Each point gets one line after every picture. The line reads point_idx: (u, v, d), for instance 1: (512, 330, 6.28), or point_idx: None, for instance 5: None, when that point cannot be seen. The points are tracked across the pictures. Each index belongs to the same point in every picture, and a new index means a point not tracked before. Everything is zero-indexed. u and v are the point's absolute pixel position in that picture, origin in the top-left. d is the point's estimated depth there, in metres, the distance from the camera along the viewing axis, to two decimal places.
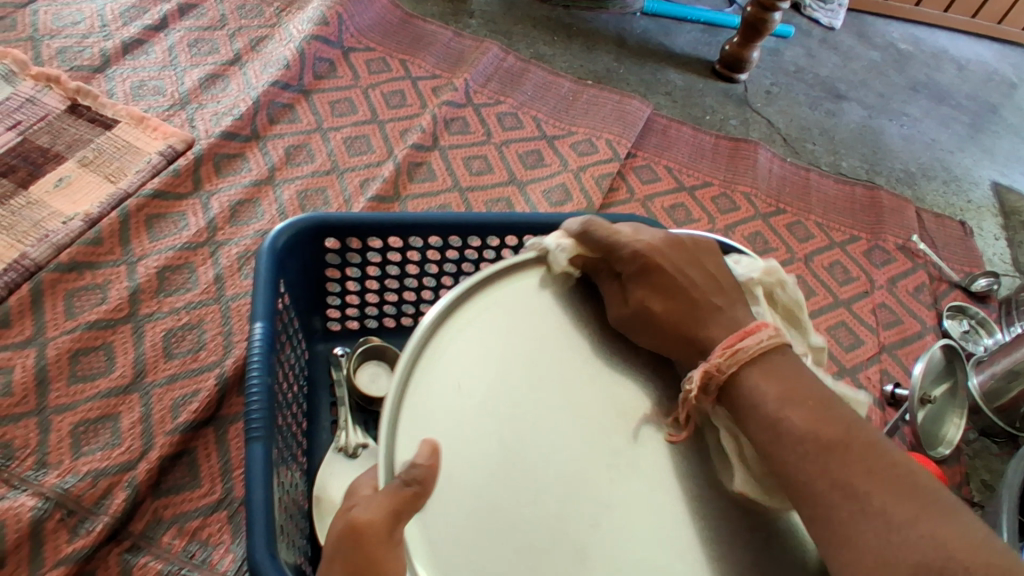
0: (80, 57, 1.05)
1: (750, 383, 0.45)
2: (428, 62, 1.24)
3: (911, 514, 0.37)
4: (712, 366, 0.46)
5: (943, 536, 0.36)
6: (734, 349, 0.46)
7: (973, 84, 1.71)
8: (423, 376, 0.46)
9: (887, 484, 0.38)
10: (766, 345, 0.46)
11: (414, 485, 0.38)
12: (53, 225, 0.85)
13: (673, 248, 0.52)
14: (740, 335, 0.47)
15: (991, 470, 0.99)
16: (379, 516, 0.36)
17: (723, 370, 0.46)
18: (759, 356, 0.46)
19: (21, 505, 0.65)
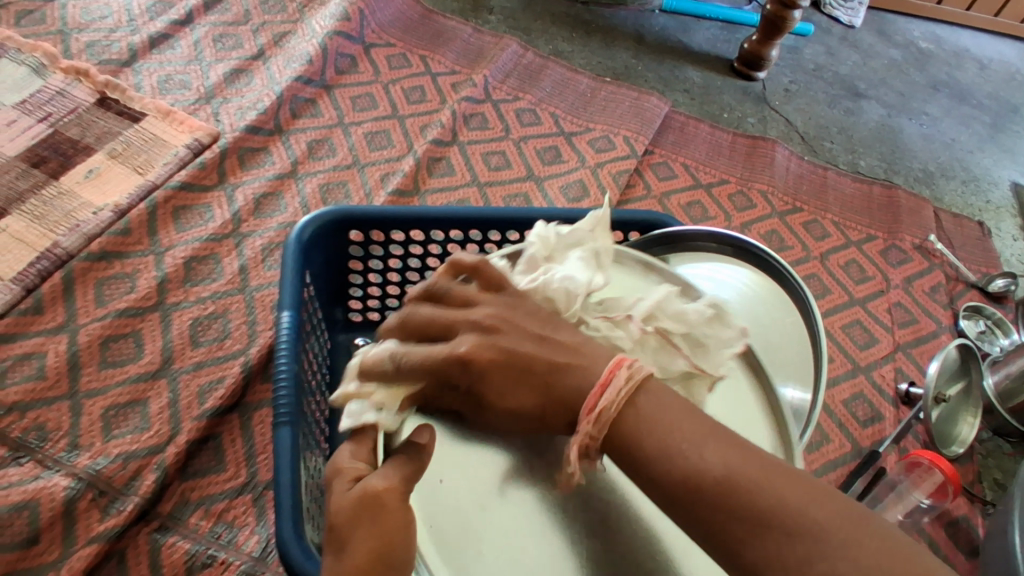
0: (108, 52, 1.08)
1: (630, 435, 0.36)
2: (447, 58, 1.25)
3: (828, 556, 0.32)
4: (594, 393, 0.38)
5: (863, 572, 0.31)
6: (600, 410, 0.37)
7: (994, 83, 1.70)
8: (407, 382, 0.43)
9: (800, 528, 0.32)
10: (636, 383, 0.37)
11: (423, 455, 0.38)
12: (83, 215, 0.87)
13: (510, 299, 0.42)
14: (602, 379, 0.37)
15: (1005, 470, 0.99)
16: (395, 484, 0.37)
17: (599, 436, 0.37)
18: (626, 406, 0.37)
19: (56, 485, 0.67)
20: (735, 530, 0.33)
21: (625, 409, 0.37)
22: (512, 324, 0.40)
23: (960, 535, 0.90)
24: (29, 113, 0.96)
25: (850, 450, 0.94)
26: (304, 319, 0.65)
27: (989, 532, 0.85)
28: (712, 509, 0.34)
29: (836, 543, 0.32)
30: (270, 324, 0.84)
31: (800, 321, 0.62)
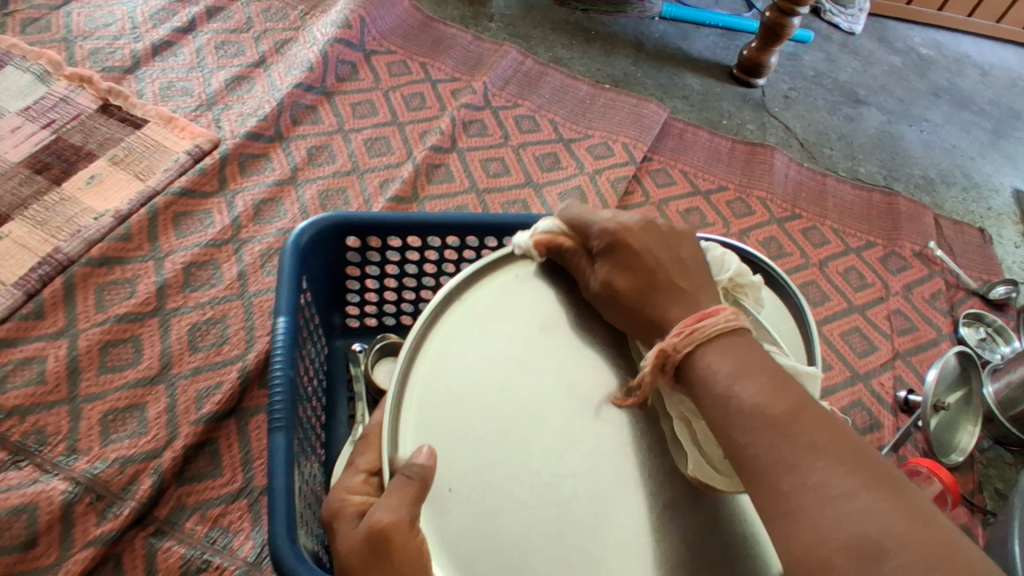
0: (111, 59, 1.09)
1: (707, 360, 0.43)
2: (447, 65, 1.26)
3: (855, 490, 0.35)
4: (667, 345, 0.44)
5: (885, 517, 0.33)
6: (692, 331, 0.44)
7: (996, 89, 1.70)
8: (433, 349, 0.49)
9: (837, 459, 0.36)
10: (724, 326, 0.44)
11: (415, 480, 0.41)
12: (85, 220, 0.88)
13: (649, 234, 0.50)
14: (698, 316, 0.45)
15: (1005, 479, 0.99)
16: (399, 517, 0.40)
17: (680, 351, 0.44)
18: (717, 337, 0.44)
19: (54, 488, 0.68)
20: (778, 444, 0.38)
21: (714, 339, 0.44)
22: (637, 243, 0.49)
23: None
24: (32, 119, 0.98)
25: None
26: (299, 325, 0.65)
27: (989, 542, 0.85)
28: (760, 425, 0.39)
29: (862, 474, 0.36)
30: (269, 330, 0.85)
31: (796, 330, 0.62)
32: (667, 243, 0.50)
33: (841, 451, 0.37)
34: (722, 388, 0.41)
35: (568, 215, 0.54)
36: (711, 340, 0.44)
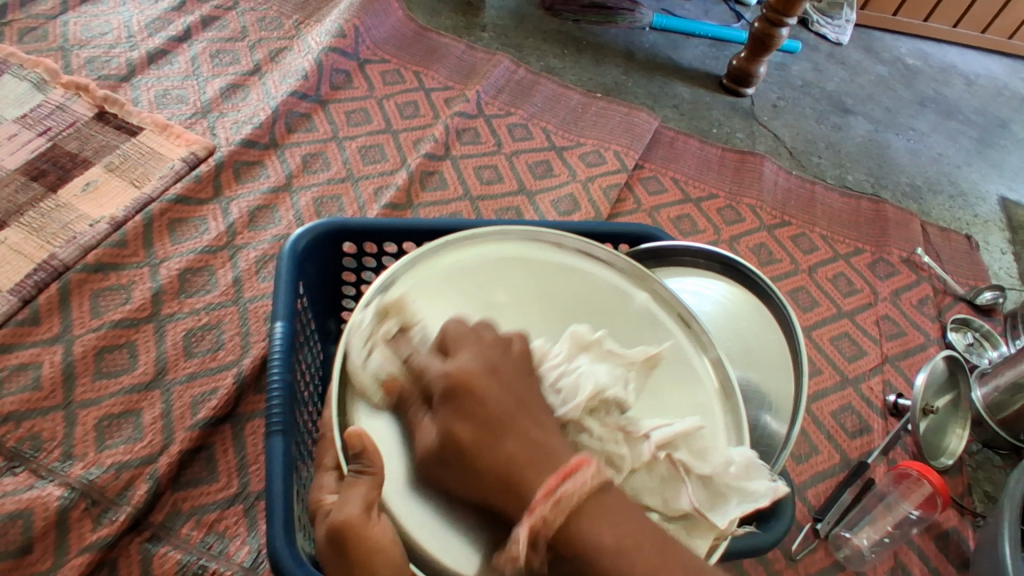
0: (107, 67, 1.09)
1: (588, 532, 0.36)
2: (441, 74, 1.27)
3: None
4: (538, 520, 0.35)
5: None
6: (556, 498, 0.36)
7: (981, 99, 1.73)
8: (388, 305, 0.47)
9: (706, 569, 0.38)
10: (592, 483, 0.37)
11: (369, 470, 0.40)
12: (80, 227, 0.88)
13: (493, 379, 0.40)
14: (563, 473, 0.37)
15: (993, 482, 1.00)
16: (354, 513, 0.38)
17: (551, 524, 0.36)
18: (585, 502, 0.37)
19: (49, 494, 0.68)
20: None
21: (584, 502, 0.37)
22: (485, 391, 0.39)
23: (950, 546, 0.91)
24: (28, 126, 0.98)
25: (838, 462, 0.95)
26: (297, 329, 0.66)
27: (980, 544, 0.86)
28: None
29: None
30: (264, 335, 0.85)
31: (785, 340, 0.64)
32: (508, 385, 0.40)
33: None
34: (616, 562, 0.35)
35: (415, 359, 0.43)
36: (580, 507, 0.36)
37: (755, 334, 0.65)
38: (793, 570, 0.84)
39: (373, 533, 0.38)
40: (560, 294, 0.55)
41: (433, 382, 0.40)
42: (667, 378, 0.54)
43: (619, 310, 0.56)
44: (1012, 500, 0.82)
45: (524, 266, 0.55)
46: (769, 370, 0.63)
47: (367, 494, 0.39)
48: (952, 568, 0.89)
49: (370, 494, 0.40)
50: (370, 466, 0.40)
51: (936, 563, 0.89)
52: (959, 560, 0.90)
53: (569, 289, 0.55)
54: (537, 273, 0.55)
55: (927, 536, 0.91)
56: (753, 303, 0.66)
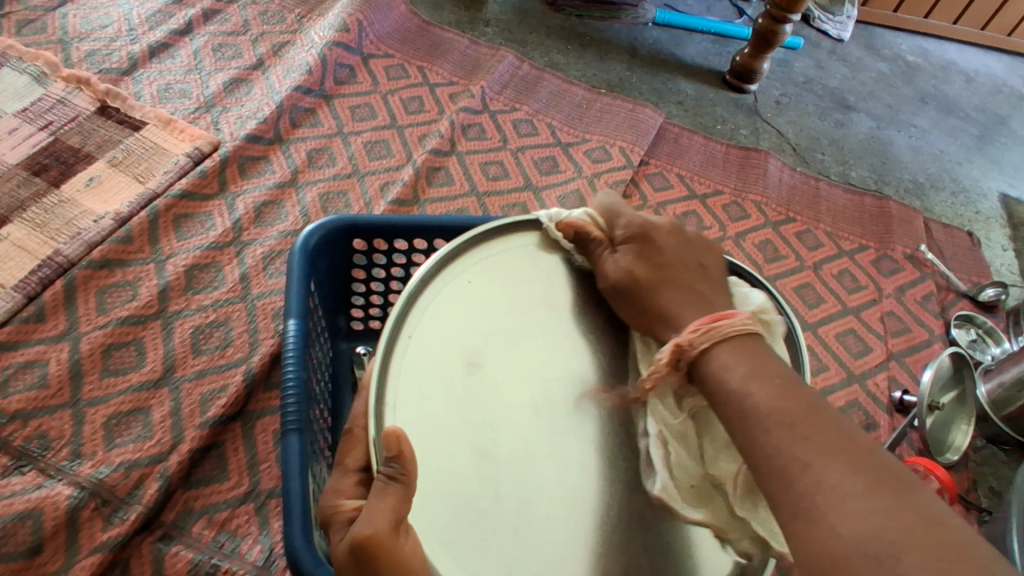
0: (108, 60, 1.08)
1: (721, 360, 0.43)
2: (445, 69, 1.26)
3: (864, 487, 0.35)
4: (683, 340, 0.44)
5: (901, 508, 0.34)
6: (708, 330, 0.44)
7: (981, 96, 1.74)
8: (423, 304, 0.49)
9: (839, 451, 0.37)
10: (743, 328, 0.44)
11: (397, 481, 0.39)
12: (85, 223, 0.87)
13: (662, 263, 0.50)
14: (716, 315, 0.45)
15: (998, 477, 1.01)
16: (380, 529, 0.38)
17: (695, 346, 0.44)
18: (733, 340, 0.44)
19: (59, 494, 0.67)
20: (781, 430, 0.39)
21: (727, 341, 0.44)
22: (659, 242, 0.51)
23: None
24: (29, 121, 0.96)
25: None
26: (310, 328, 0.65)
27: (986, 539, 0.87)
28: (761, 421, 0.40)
29: (872, 477, 0.35)
30: (272, 332, 0.85)
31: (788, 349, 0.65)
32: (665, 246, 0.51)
33: (840, 448, 0.37)
34: (736, 389, 0.41)
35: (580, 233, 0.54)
36: (729, 340, 0.44)
37: None
38: None
39: (406, 549, 0.39)
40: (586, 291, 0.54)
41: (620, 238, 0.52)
42: None
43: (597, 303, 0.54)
44: (1021, 493, 0.83)
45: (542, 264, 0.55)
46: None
47: (395, 510, 0.39)
48: None
49: (398, 509, 0.39)
50: (403, 474, 0.39)
51: None
52: None
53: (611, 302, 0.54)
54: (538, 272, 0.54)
55: None
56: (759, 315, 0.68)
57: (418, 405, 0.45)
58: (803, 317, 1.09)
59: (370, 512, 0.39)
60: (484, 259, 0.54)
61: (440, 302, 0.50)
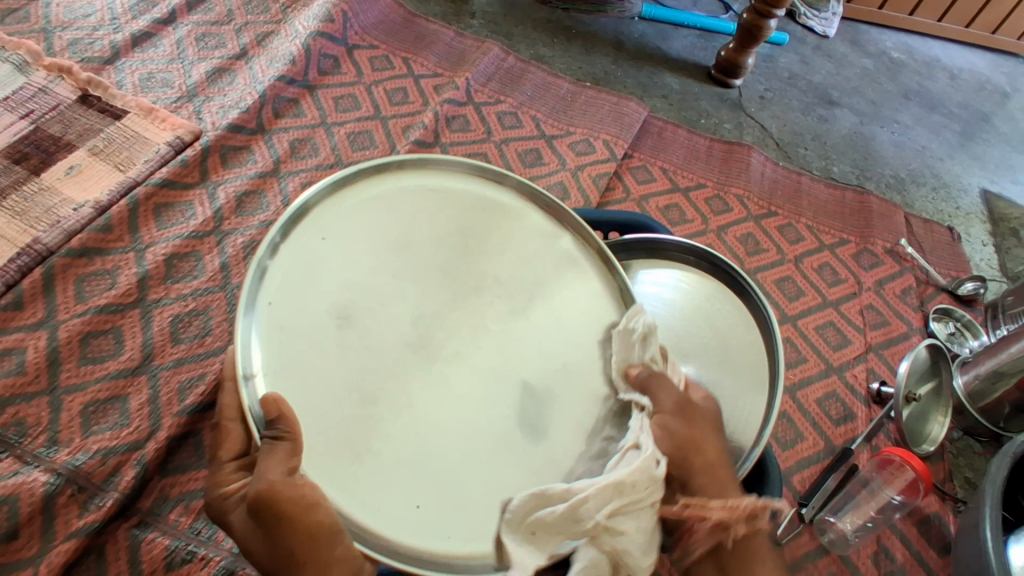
0: (90, 49, 1.07)
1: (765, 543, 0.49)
2: (430, 61, 1.26)
3: None
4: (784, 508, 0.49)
5: None
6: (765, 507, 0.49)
7: (964, 93, 1.75)
8: (306, 235, 0.45)
9: None
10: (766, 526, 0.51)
11: (282, 438, 0.38)
12: (64, 212, 0.87)
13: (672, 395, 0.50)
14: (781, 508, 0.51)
15: (974, 468, 1.02)
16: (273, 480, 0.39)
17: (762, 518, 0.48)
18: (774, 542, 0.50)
19: (35, 480, 0.67)
20: None
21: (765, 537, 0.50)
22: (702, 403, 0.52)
23: (931, 531, 0.93)
24: (9, 108, 0.95)
25: (823, 448, 0.96)
26: None
27: (960, 529, 0.88)
28: None
29: None
30: None
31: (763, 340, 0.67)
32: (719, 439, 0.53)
33: None
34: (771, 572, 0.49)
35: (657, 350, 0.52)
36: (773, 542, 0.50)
37: (734, 337, 0.68)
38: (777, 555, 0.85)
39: (305, 488, 0.39)
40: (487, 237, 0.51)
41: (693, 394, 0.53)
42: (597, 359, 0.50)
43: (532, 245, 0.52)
44: (994, 483, 0.85)
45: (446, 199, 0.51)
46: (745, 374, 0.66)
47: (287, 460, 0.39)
48: (933, 552, 0.91)
49: (292, 459, 0.39)
50: (286, 432, 0.38)
51: (918, 548, 0.91)
52: (940, 544, 0.92)
53: (513, 249, 0.51)
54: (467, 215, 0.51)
55: (910, 521, 0.92)
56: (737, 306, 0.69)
57: (291, 359, 0.41)
58: (783, 309, 1.10)
59: (258, 471, 0.39)
60: (365, 200, 0.48)
61: (313, 258, 0.44)
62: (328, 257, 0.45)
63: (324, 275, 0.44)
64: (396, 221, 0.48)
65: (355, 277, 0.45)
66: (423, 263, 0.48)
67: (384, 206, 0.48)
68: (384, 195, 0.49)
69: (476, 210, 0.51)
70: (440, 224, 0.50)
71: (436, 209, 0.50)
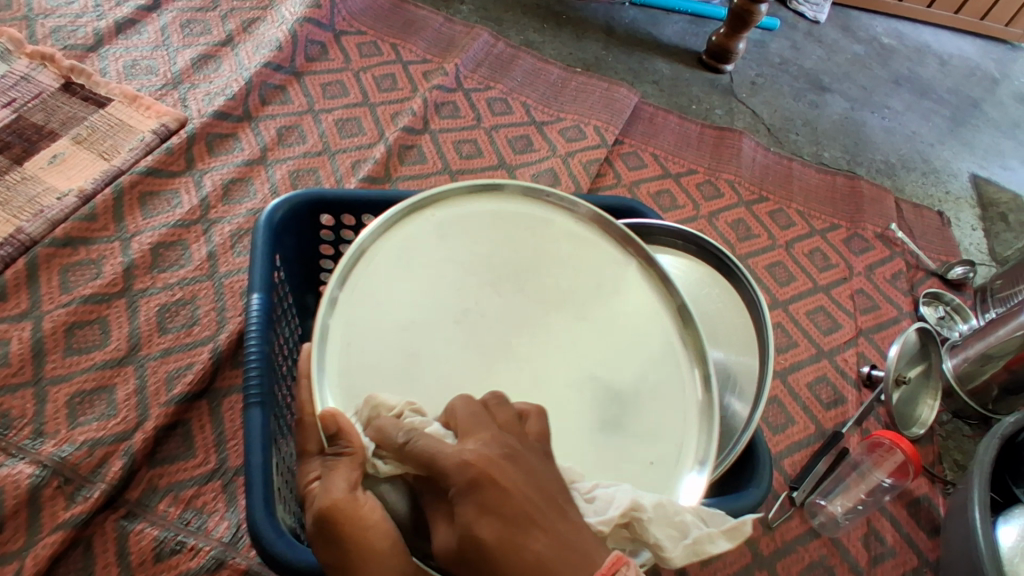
0: (73, 37, 1.05)
1: None
2: (419, 47, 1.25)
3: None
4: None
5: None
6: None
7: (954, 79, 1.75)
8: (346, 332, 0.46)
9: None
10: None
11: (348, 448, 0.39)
12: (48, 201, 0.85)
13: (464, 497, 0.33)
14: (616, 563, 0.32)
15: (963, 450, 1.03)
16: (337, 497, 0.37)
17: None
18: None
19: (20, 472, 0.66)
20: None
21: None
22: (476, 491, 0.33)
23: (921, 513, 0.93)
24: None
25: (813, 432, 0.97)
26: (274, 301, 0.65)
27: (950, 510, 0.89)
28: None
29: None
30: (240, 311, 0.84)
31: (750, 321, 0.70)
32: (532, 472, 0.35)
33: None
34: None
35: (413, 444, 0.36)
36: None
37: (723, 317, 0.71)
38: (769, 537, 0.85)
39: (364, 512, 0.37)
40: (510, 260, 0.54)
41: (446, 473, 0.34)
42: (636, 325, 0.54)
43: (536, 229, 0.56)
44: (981, 466, 0.85)
45: (454, 238, 0.53)
46: (730, 343, 0.70)
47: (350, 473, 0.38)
48: (923, 534, 0.92)
49: (354, 475, 0.38)
50: (348, 447, 0.39)
51: (908, 530, 0.91)
52: (930, 526, 0.93)
53: (541, 266, 0.54)
54: (474, 234, 0.54)
55: (899, 503, 0.93)
56: (723, 287, 0.73)
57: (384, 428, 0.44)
58: (774, 294, 1.10)
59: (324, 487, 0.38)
60: (376, 274, 0.49)
61: (357, 341, 0.46)
62: (366, 329, 0.47)
63: (375, 350, 0.47)
64: (414, 271, 0.51)
65: (405, 340, 0.48)
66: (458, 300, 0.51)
67: (401, 269, 0.50)
68: (395, 254, 0.51)
69: (484, 241, 0.54)
70: (461, 265, 0.52)
71: (444, 250, 0.53)
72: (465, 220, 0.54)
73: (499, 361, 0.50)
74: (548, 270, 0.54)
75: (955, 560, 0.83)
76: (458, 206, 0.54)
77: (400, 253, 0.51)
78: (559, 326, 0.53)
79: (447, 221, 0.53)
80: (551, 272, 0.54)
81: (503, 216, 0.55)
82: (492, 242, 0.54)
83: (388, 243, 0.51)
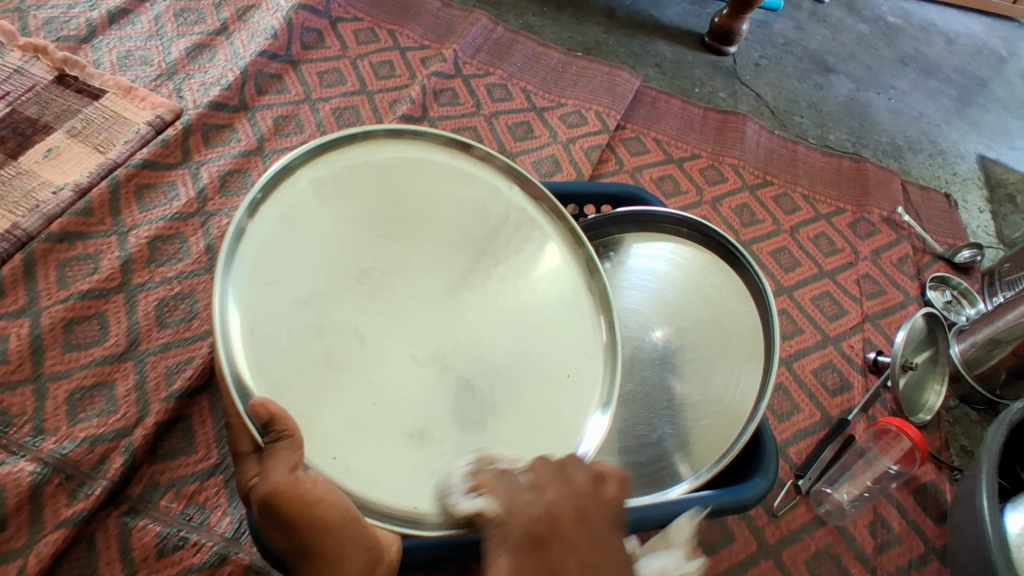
0: (66, 28, 1.03)
1: None
2: (417, 33, 1.23)
3: None
4: None
5: None
6: None
7: (961, 58, 1.72)
8: (251, 311, 0.41)
9: None
10: None
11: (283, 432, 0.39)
12: (43, 195, 0.84)
13: None
14: None
15: (970, 436, 1.02)
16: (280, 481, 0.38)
17: None
18: None
19: (21, 470, 0.65)
20: None
21: None
22: None
23: (928, 500, 0.93)
24: None
25: (818, 419, 0.96)
26: None
27: (956, 497, 0.88)
28: None
29: None
30: None
31: (755, 310, 0.69)
32: None
33: None
34: None
35: None
36: None
37: (727, 304, 0.70)
38: (774, 526, 0.85)
39: (309, 489, 0.39)
40: (406, 210, 0.50)
41: None
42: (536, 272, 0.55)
43: (425, 171, 0.52)
44: (989, 451, 0.84)
45: (347, 190, 0.48)
46: (733, 330, 0.69)
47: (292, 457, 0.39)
48: (930, 521, 0.91)
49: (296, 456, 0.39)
50: (285, 430, 0.39)
51: (914, 516, 0.91)
52: (936, 513, 0.92)
53: (443, 216, 0.52)
54: (369, 184, 0.50)
55: (906, 491, 0.92)
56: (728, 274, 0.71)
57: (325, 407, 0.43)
58: (779, 280, 1.09)
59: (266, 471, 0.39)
60: (271, 240, 0.44)
61: (260, 318, 0.42)
62: (271, 303, 0.42)
63: (285, 324, 0.43)
64: (318, 214, 0.46)
65: (315, 311, 0.44)
66: (366, 255, 0.48)
67: (295, 228, 0.45)
68: (288, 213, 0.45)
69: (378, 190, 0.50)
70: (361, 217, 0.48)
71: (339, 203, 0.48)
72: (352, 168, 0.49)
73: (417, 320, 0.48)
74: (448, 220, 0.52)
75: (962, 548, 0.83)
76: (337, 150, 0.49)
77: (291, 211, 0.45)
78: (472, 282, 0.52)
79: (341, 165, 0.49)
80: (449, 223, 0.52)
81: (396, 159, 0.51)
82: (386, 192, 0.50)
83: (275, 204, 0.45)
